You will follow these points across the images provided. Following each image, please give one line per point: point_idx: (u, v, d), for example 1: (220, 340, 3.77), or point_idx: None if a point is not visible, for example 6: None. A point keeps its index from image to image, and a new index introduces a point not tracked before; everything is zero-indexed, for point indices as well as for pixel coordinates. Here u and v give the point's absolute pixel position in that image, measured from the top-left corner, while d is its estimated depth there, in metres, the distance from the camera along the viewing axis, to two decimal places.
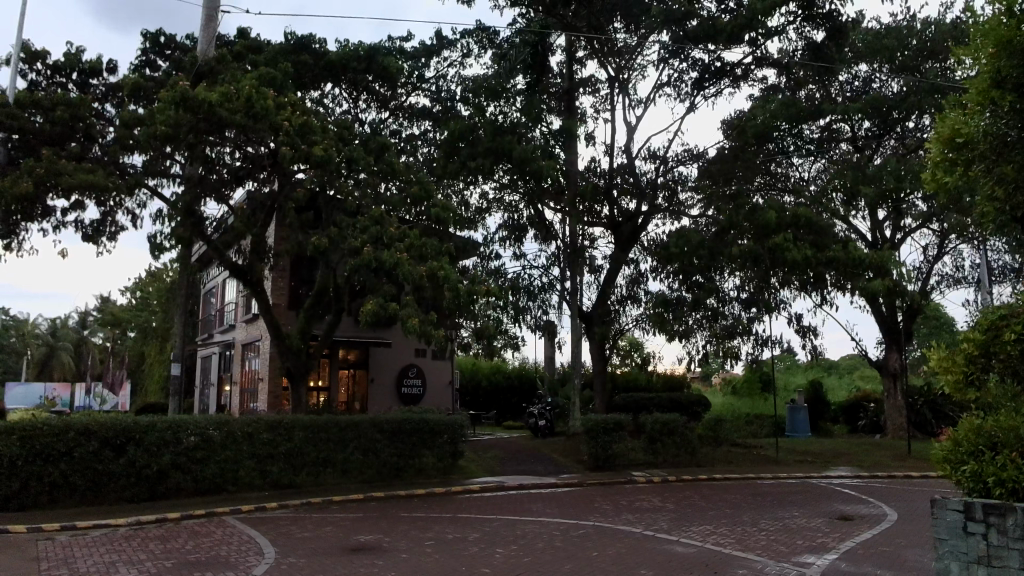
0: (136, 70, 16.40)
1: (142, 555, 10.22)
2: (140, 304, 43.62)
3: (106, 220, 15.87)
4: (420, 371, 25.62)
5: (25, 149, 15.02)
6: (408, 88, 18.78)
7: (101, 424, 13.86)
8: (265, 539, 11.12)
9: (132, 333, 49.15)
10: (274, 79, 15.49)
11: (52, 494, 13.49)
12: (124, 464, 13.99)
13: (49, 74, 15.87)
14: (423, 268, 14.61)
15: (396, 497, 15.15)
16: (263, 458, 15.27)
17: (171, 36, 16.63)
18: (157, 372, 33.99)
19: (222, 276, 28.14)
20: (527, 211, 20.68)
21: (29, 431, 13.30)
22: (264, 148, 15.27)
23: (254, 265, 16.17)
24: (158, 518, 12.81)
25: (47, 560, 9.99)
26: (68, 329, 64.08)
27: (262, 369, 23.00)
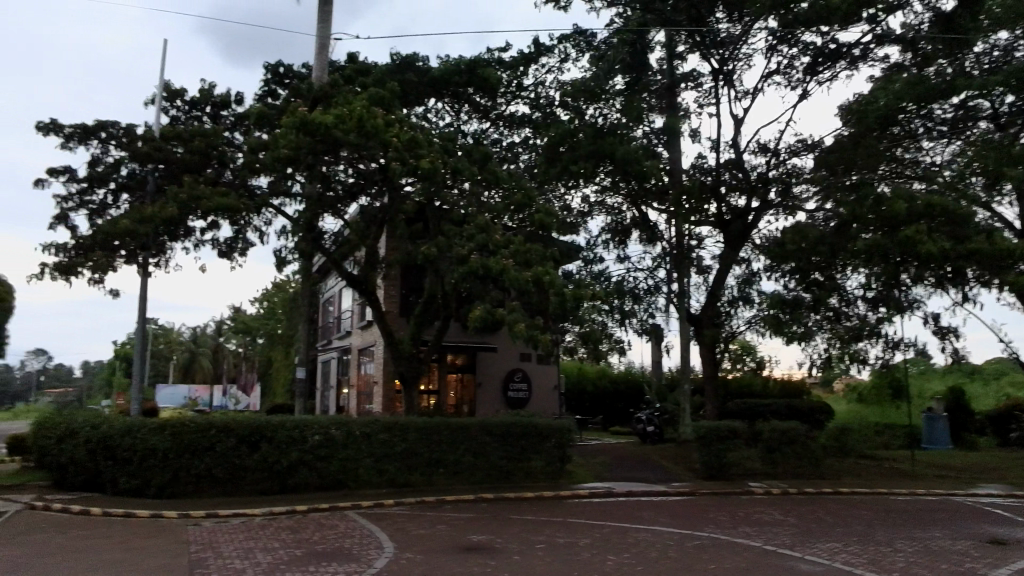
0: (260, 99, 17.77)
1: (275, 543, 11.00)
2: (266, 313, 47.11)
3: (237, 237, 17.28)
4: (525, 376, 25.92)
5: (170, 177, 16.68)
6: (507, 97, 19.04)
7: (237, 422, 15.08)
8: (384, 534, 11.63)
9: (261, 341, 52.92)
10: (382, 98, 16.22)
11: (197, 485, 14.86)
12: (257, 459, 15.13)
13: (187, 109, 17.55)
14: (528, 274, 14.71)
15: (506, 500, 15.35)
16: (380, 457, 16.01)
17: (289, 66, 17.89)
18: (283, 375, 36.60)
19: (339, 285, 29.84)
20: (630, 212, 20.51)
21: (178, 428, 14.78)
22: (374, 164, 15.94)
23: (368, 274, 17.01)
24: (288, 510, 13.74)
25: (195, 543, 11.00)
26: (207, 336, 70.17)
27: (376, 373, 24.10)
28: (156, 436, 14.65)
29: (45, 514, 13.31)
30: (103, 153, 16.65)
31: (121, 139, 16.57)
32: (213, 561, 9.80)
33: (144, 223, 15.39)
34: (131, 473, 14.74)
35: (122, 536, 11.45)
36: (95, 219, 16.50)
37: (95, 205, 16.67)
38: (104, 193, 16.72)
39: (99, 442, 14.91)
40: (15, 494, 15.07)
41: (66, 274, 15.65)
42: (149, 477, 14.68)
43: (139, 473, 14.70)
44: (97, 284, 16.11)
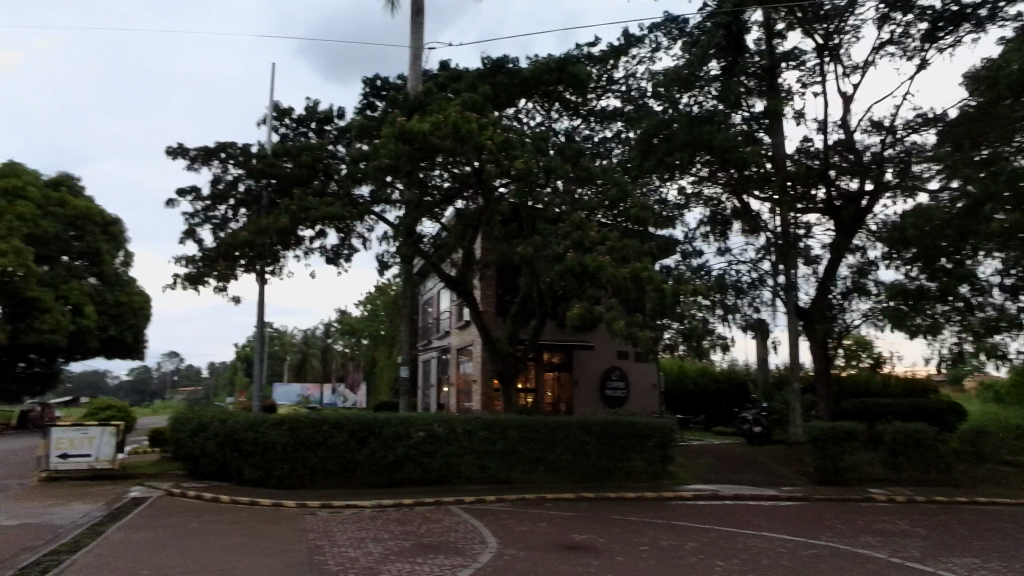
0: (360, 113, 18.57)
1: (385, 534, 11.47)
2: (370, 315, 49.29)
3: (343, 244, 18.15)
4: (623, 374, 25.73)
5: (282, 190, 17.77)
6: (598, 92, 18.84)
7: (348, 419, 15.86)
8: (487, 530, 11.83)
9: (366, 342, 55.42)
10: (475, 102, 16.49)
11: (313, 477, 15.74)
12: (366, 454, 15.83)
13: (295, 126, 18.63)
14: (626, 270, 14.48)
15: (607, 500, 15.19)
16: (481, 454, 16.31)
17: (386, 79, 18.58)
18: (386, 374, 38.19)
19: (437, 287, 30.73)
20: (731, 203, 19.68)
21: (295, 424, 15.74)
22: (469, 167, 16.19)
23: (465, 275, 17.37)
24: (396, 503, 14.29)
25: (313, 531, 11.67)
26: (316, 338, 74.33)
27: (474, 372, 24.58)
28: (276, 431, 15.66)
29: (182, 500, 14.58)
30: (223, 172, 17.99)
31: (238, 158, 17.83)
32: (329, 549, 10.35)
33: (260, 234, 16.49)
34: (254, 465, 15.84)
35: (248, 523, 12.34)
36: (218, 233, 17.86)
37: (218, 219, 18.05)
38: (225, 209, 18.07)
39: (226, 436, 16.14)
40: (157, 481, 16.61)
41: (195, 283, 17.05)
42: (270, 469, 15.73)
43: (261, 465, 15.78)
44: (221, 292, 17.44)
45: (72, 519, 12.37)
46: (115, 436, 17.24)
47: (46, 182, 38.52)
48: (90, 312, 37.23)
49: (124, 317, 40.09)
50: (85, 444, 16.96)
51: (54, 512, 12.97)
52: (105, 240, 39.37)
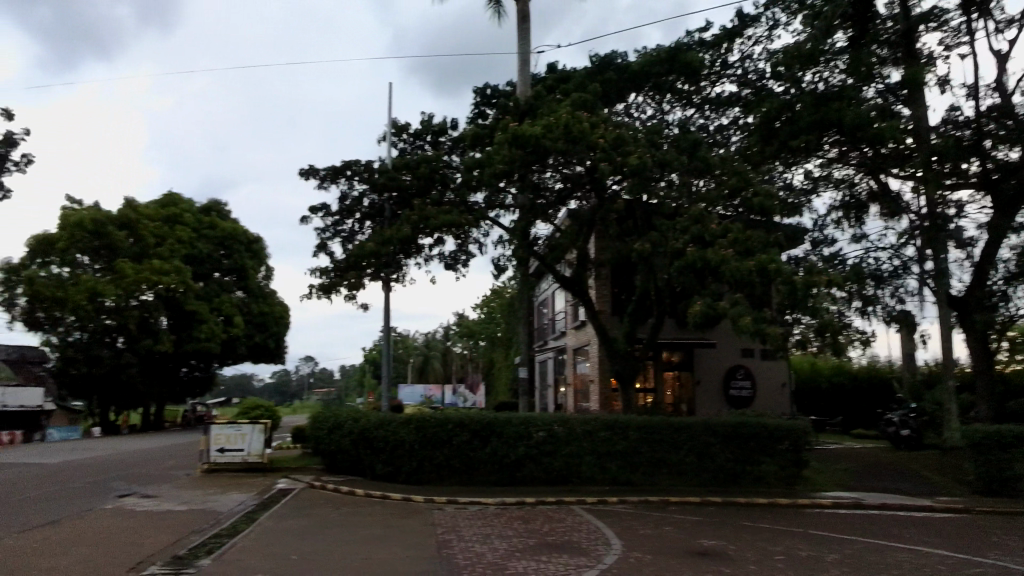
0: (472, 122, 19.05)
1: (509, 531, 11.66)
2: (487, 318, 50.42)
3: (460, 250, 18.69)
4: (749, 373, 24.53)
5: (402, 201, 18.58)
6: (712, 79, 18.07)
7: (470, 418, 16.25)
8: (610, 531, 11.67)
9: (483, 343, 56.74)
10: (585, 101, 16.39)
11: (439, 474, 16.30)
12: (489, 453, 16.15)
13: (412, 140, 19.43)
14: (750, 263, 13.76)
15: (737, 505, 14.49)
16: (602, 455, 16.13)
17: (495, 87, 18.92)
18: (504, 375, 38.89)
19: (552, 288, 30.86)
20: (865, 184, 18.20)
21: (422, 424, 16.39)
22: (581, 167, 16.10)
23: (580, 275, 17.27)
24: (519, 502, 14.45)
25: (440, 526, 12.07)
26: (436, 341, 77.16)
27: (591, 372, 24.40)
28: (404, 430, 16.40)
29: (323, 492, 15.65)
30: (349, 188, 19.12)
31: (362, 174, 18.88)
32: (456, 543, 10.67)
33: (384, 244, 17.36)
34: (385, 461, 16.66)
35: (380, 516, 13.01)
36: (347, 245, 19.01)
37: (346, 232, 19.21)
38: (352, 222, 19.20)
39: (360, 434, 17.12)
40: (300, 474, 17.94)
41: (329, 293, 18.26)
42: (399, 465, 16.50)
43: (391, 462, 16.58)
44: (351, 300, 18.54)
45: (230, 506, 13.65)
46: (263, 433, 18.88)
47: (200, 207, 42.87)
48: (238, 321, 41.03)
49: (267, 325, 43.82)
50: (239, 440, 18.67)
51: (216, 500, 14.38)
52: (249, 256, 43.24)
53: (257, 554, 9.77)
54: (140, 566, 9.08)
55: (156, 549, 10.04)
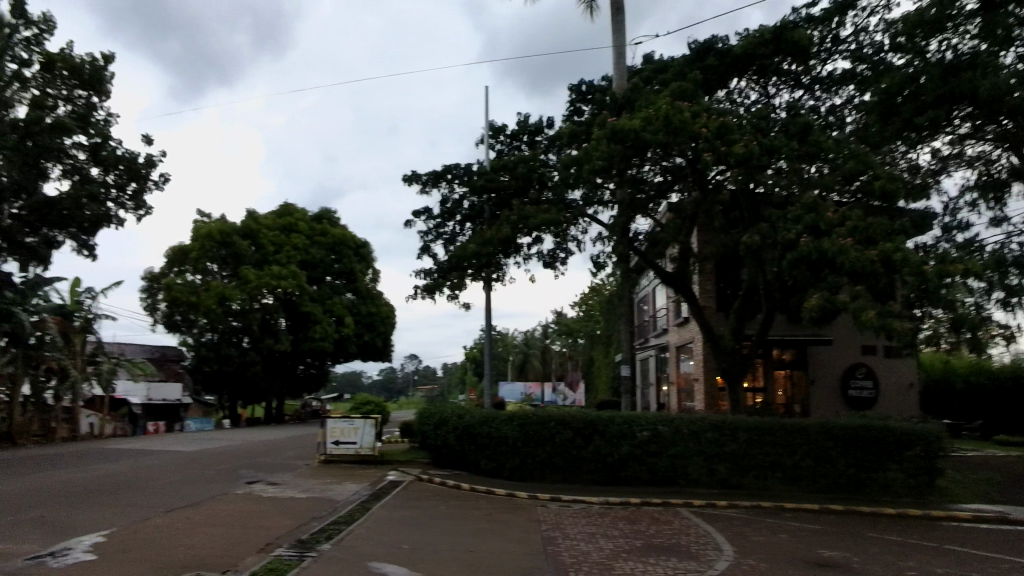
0: (567, 120, 18.99)
1: (615, 531, 11.48)
2: (586, 316, 50.00)
3: (558, 248, 18.66)
4: (870, 372, 22.85)
5: (500, 202, 18.81)
6: (822, 56, 16.95)
7: (572, 415, 16.13)
8: (720, 536, 11.22)
9: (582, 341, 56.34)
10: (685, 90, 15.87)
11: (542, 472, 16.34)
12: (592, 451, 15.98)
13: (509, 141, 19.65)
14: (872, 253, 12.76)
15: (860, 515, 13.51)
16: (709, 456, 15.54)
17: (591, 82, 18.74)
18: (605, 373, 38.45)
19: (652, 284, 30.18)
20: (1005, 160, 16.42)
21: (524, 421, 16.49)
22: (683, 158, 15.62)
23: (683, 270, 16.73)
24: (623, 502, 14.22)
25: (545, 522, 12.10)
26: (535, 339, 77.53)
27: (696, 371, 23.63)
28: (507, 426, 16.58)
29: (430, 486, 16.13)
30: (450, 192, 19.61)
31: (462, 178, 19.31)
32: (562, 541, 10.64)
33: (485, 244, 17.63)
34: (489, 457, 16.93)
35: (485, 510, 13.22)
36: (449, 247, 19.51)
37: (447, 235, 19.72)
38: (453, 224, 19.68)
39: (464, 430, 17.51)
40: (408, 468, 18.61)
41: (432, 293, 18.81)
42: (503, 462, 16.69)
43: (495, 458, 16.82)
44: (454, 300, 19.00)
45: (346, 496, 14.38)
46: (374, 427, 19.75)
47: (312, 216, 45.45)
48: (349, 322, 43.22)
49: (375, 325, 45.83)
50: (352, 432, 19.66)
51: (333, 490, 15.21)
52: (358, 260, 45.40)
53: (371, 542, 10.21)
54: (269, 547, 9.75)
55: (282, 533, 10.75)
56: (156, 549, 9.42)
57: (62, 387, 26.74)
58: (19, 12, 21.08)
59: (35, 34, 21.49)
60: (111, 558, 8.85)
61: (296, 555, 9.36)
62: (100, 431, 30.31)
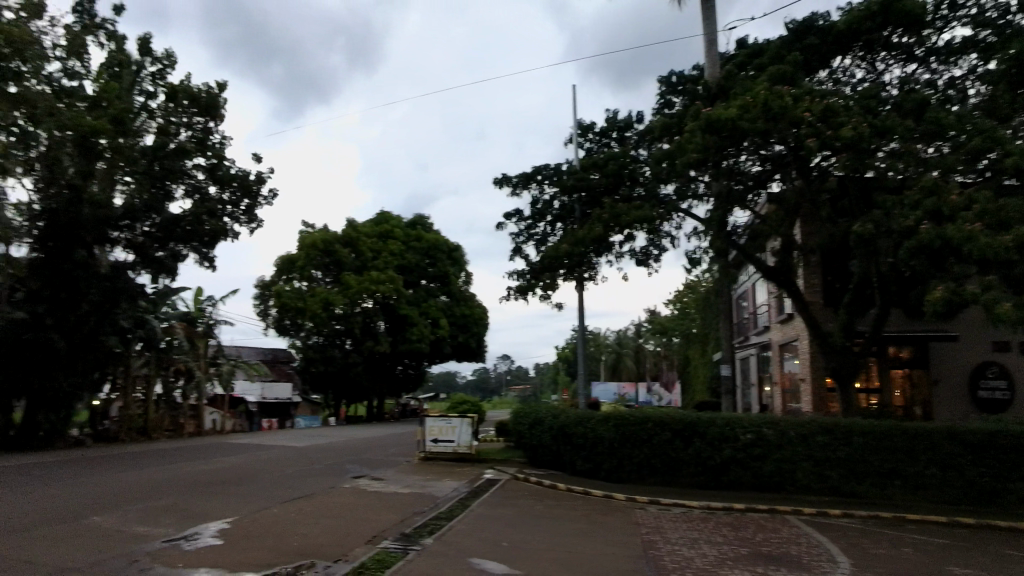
0: (658, 113, 18.56)
1: (718, 537, 11.05)
2: (680, 314, 48.57)
3: (651, 245, 18.26)
4: (1004, 371, 20.77)
5: (591, 201, 18.65)
6: (938, 25, 15.58)
7: (671, 416, 15.71)
8: (835, 547, 10.53)
9: (678, 340, 54.76)
10: (785, 73, 15.09)
11: (640, 474, 16.02)
12: (692, 454, 15.47)
13: (598, 139, 19.48)
14: (1005, 238, 11.58)
15: (997, 529, 12.28)
16: (819, 462, 14.63)
17: (682, 73, 18.22)
18: (703, 373, 37.19)
19: (752, 279, 28.91)
20: None
21: (620, 421, 16.24)
22: (783, 146, 14.86)
23: (786, 264, 15.89)
24: (726, 507, 13.66)
25: (645, 526, 11.85)
26: (628, 338, 76.19)
27: (802, 370, 22.40)
28: (603, 427, 16.39)
29: (527, 485, 16.21)
30: (540, 193, 19.67)
31: (552, 178, 19.31)
32: (663, 545, 10.37)
33: (577, 244, 17.52)
34: (585, 457, 16.80)
35: (583, 510, 13.14)
36: (540, 247, 19.58)
37: (538, 235, 19.79)
38: (544, 225, 19.72)
39: (560, 430, 17.47)
40: (505, 466, 18.82)
41: (525, 294, 18.93)
42: (599, 462, 16.52)
43: (591, 458, 16.66)
44: (547, 300, 19.04)
45: (446, 492, 14.75)
46: (471, 426, 20.15)
47: (407, 222, 46.97)
48: (443, 324, 44.37)
49: (468, 326, 46.86)
50: (450, 431, 20.12)
51: (433, 486, 15.66)
52: (451, 264, 46.46)
53: (471, 538, 10.41)
54: (375, 539, 10.17)
55: (386, 526, 11.18)
56: (274, 536, 10.07)
57: (189, 386, 29.52)
58: (146, 50, 23.22)
59: (160, 68, 23.58)
60: (236, 543, 9.57)
61: (401, 548, 9.69)
62: (222, 426, 32.86)
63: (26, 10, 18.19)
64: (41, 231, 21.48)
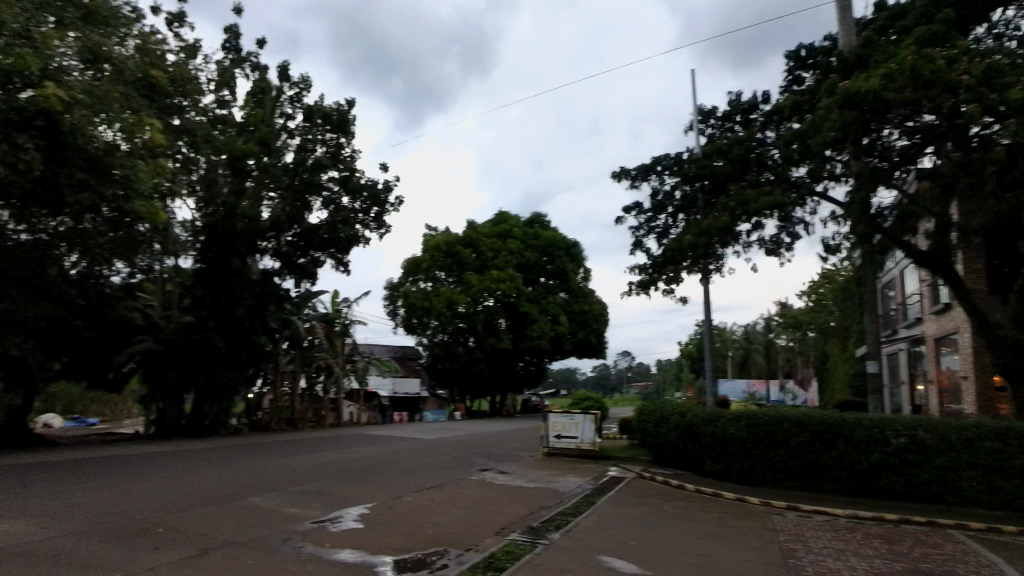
0: (785, 91, 17.39)
1: (868, 550, 10.15)
2: (816, 306, 45.25)
3: (783, 233, 17.14)
4: None
5: (716, 189, 17.82)
6: None
7: (810, 417, 14.66)
8: (1012, 568, 9.31)
9: (813, 334, 51.05)
10: (935, 34, 13.56)
11: (776, 477, 15.11)
12: (835, 457, 14.34)
13: (721, 124, 18.62)
14: None
15: None
16: (989, 471, 13.01)
17: (811, 45, 16.94)
18: (844, 370, 34.41)
19: (900, 266, 26.34)
20: None
21: (753, 420, 15.40)
22: (936, 115, 13.38)
23: (943, 248, 14.29)
24: (877, 517, 12.52)
25: (784, 533, 11.11)
26: (757, 333, 72.14)
27: (963, 367, 20.08)
28: (734, 426, 15.61)
29: (653, 484, 15.80)
30: (660, 184, 19.10)
31: (673, 168, 18.68)
32: (805, 555, 9.69)
33: (702, 235, 16.81)
34: (715, 458, 16.09)
35: (714, 513, 12.60)
36: (662, 240, 19.02)
37: (660, 228, 19.23)
38: (665, 217, 19.14)
39: (687, 428, 16.86)
40: (630, 464, 18.49)
41: (647, 289, 18.48)
42: (730, 463, 15.76)
43: (722, 459, 15.93)
44: (670, 294, 18.46)
45: (571, 488, 14.73)
46: (594, 422, 20.01)
47: (525, 221, 47.50)
48: (563, 321, 44.46)
49: (588, 323, 46.73)
50: (573, 427, 20.07)
51: (558, 481, 15.74)
52: (569, 260, 46.38)
53: (598, 535, 10.31)
54: (504, 531, 10.34)
55: (514, 518, 11.35)
56: (409, 523, 10.56)
57: (329, 381, 31.77)
58: (284, 75, 25.23)
59: (297, 91, 25.54)
60: (375, 528, 10.12)
61: (529, 541, 9.81)
62: (358, 418, 35.20)
63: (185, 51, 20.53)
64: (203, 245, 23.98)
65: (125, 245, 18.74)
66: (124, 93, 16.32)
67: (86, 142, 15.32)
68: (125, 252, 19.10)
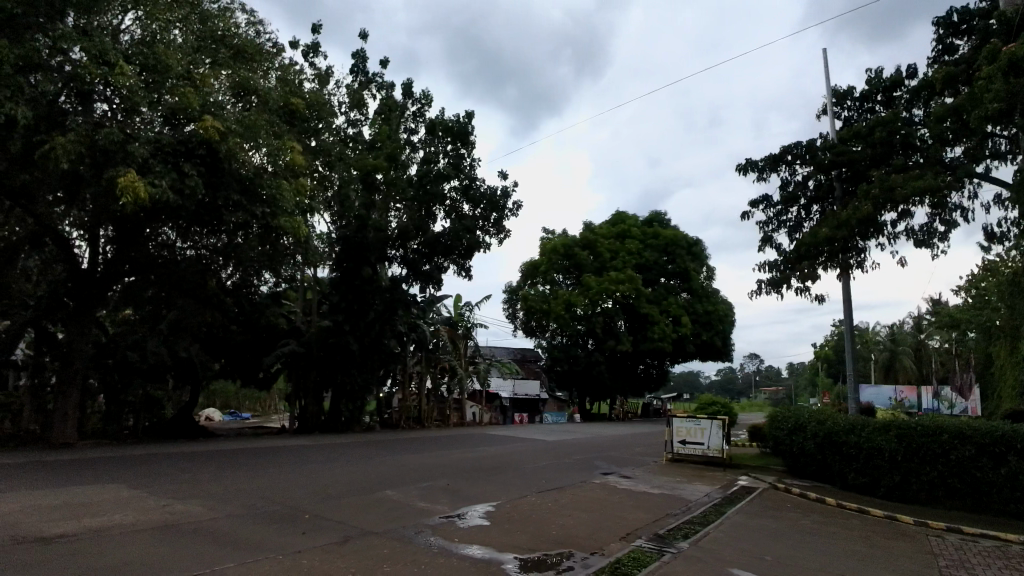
0: (935, 63, 15.69)
1: None
2: (977, 303, 40.25)
3: (936, 221, 15.44)
4: None
5: (856, 176, 16.42)
6: None
7: (974, 428, 13.07)
8: None
9: (973, 336, 45.53)
10: None
11: (933, 494, 13.61)
12: (1006, 475, 12.64)
13: (858, 106, 17.17)
14: None
15: None
16: None
17: (966, 9, 15.17)
18: (1013, 375, 30.32)
19: None
20: None
21: (903, 430, 14.00)
22: None
23: None
24: None
25: (945, 557, 9.93)
26: (906, 334, 65.63)
27: None
28: (882, 436, 14.25)
29: (789, 496, 14.79)
30: (791, 174, 17.88)
31: (805, 156, 17.41)
32: None
33: (840, 227, 15.55)
34: (859, 470, 14.77)
35: (861, 531, 11.51)
36: (794, 234, 17.79)
37: (791, 222, 18.00)
38: (797, 210, 17.89)
39: (826, 437, 15.62)
40: (762, 474, 17.40)
41: (778, 287, 17.35)
42: (878, 477, 14.40)
43: (867, 471, 14.60)
44: (804, 292, 17.22)
45: (698, 496, 14.09)
46: (722, 428, 18.97)
47: (644, 221, 46.39)
48: (686, 322, 42.60)
49: (712, 324, 44.79)
50: (699, 433, 19.21)
51: (684, 489, 15.15)
52: (691, 259, 44.44)
53: (730, 547, 9.77)
54: (630, 537, 10.09)
55: (640, 525, 11.05)
56: (534, 522, 10.61)
57: (453, 382, 32.78)
58: (408, 92, 26.42)
59: (419, 107, 26.64)
60: (501, 525, 10.27)
61: (655, 548, 9.47)
62: (480, 419, 36.03)
63: (319, 77, 22.10)
64: (338, 255, 25.66)
65: (272, 257, 20.20)
66: (270, 121, 17.84)
67: (239, 166, 16.86)
68: (272, 263, 20.58)
